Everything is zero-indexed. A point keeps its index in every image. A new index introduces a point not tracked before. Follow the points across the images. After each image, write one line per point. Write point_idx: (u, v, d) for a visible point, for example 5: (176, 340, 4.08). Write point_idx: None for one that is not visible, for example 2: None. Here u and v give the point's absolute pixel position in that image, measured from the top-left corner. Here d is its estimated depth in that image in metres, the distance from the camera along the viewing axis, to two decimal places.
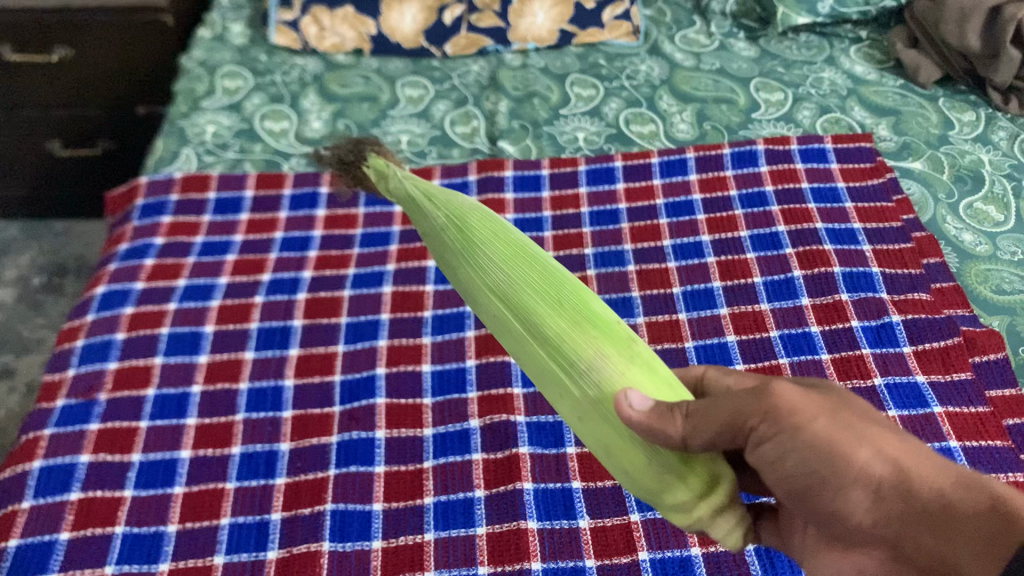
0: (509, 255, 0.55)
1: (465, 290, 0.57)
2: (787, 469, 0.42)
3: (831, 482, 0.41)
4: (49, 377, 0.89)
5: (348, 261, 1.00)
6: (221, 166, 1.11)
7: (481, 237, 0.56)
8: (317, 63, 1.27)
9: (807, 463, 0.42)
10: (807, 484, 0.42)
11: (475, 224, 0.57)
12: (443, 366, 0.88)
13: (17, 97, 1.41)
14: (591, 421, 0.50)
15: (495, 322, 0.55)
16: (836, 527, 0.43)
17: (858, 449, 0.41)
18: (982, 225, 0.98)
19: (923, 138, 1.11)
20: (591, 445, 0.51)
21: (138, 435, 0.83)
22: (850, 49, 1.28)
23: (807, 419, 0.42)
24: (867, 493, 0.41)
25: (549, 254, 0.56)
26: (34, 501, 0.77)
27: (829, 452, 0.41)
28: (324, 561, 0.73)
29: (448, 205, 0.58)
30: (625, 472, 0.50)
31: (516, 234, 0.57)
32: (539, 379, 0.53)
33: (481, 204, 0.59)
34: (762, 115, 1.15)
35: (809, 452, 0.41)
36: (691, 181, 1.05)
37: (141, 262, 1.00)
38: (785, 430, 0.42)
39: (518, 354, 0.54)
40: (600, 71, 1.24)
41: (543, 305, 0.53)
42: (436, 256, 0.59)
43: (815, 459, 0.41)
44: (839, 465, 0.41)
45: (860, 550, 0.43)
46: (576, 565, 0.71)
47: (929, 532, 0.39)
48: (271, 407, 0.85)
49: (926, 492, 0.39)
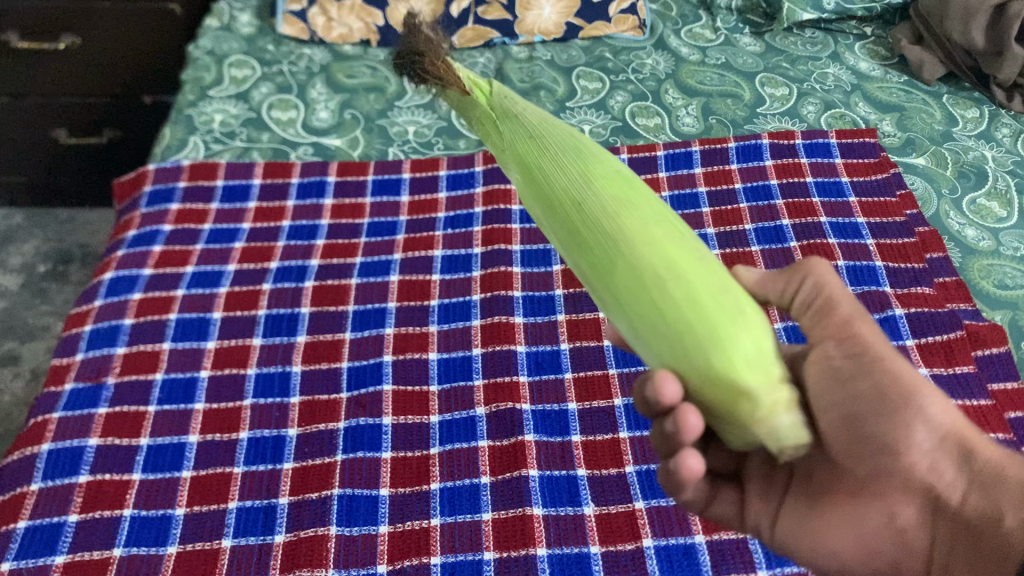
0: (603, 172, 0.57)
1: (579, 152, 0.54)
2: (858, 389, 0.51)
3: (899, 418, 0.51)
4: (57, 362, 0.90)
5: (355, 249, 1.01)
6: (229, 154, 1.12)
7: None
8: (324, 54, 1.27)
9: (880, 391, 0.51)
10: (871, 410, 0.51)
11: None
12: (449, 355, 0.89)
13: (24, 85, 1.41)
14: (716, 272, 0.49)
15: (617, 179, 0.53)
16: (880, 465, 0.52)
17: (932, 402, 0.50)
18: (985, 221, 0.99)
19: (927, 134, 1.11)
20: (701, 291, 0.47)
21: (146, 420, 0.83)
22: (855, 45, 1.29)
23: (892, 358, 0.51)
24: (930, 439, 0.51)
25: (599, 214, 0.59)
26: (43, 483, 0.78)
27: (904, 390, 0.50)
28: (332, 545, 0.73)
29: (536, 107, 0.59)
30: (732, 320, 0.46)
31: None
32: (657, 232, 0.50)
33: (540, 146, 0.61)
34: (767, 110, 1.16)
35: (888, 381, 0.50)
36: (696, 174, 1.06)
37: (149, 249, 1.00)
38: (871, 359, 0.51)
39: (633, 208, 0.51)
40: (606, 64, 1.25)
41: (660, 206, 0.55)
42: (540, 118, 0.57)
43: (891, 392, 0.50)
44: (911, 404, 0.50)
45: (897, 499, 0.52)
46: (581, 551, 0.72)
47: (977, 491, 0.50)
48: (278, 393, 0.85)
49: (984, 457, 0.50)
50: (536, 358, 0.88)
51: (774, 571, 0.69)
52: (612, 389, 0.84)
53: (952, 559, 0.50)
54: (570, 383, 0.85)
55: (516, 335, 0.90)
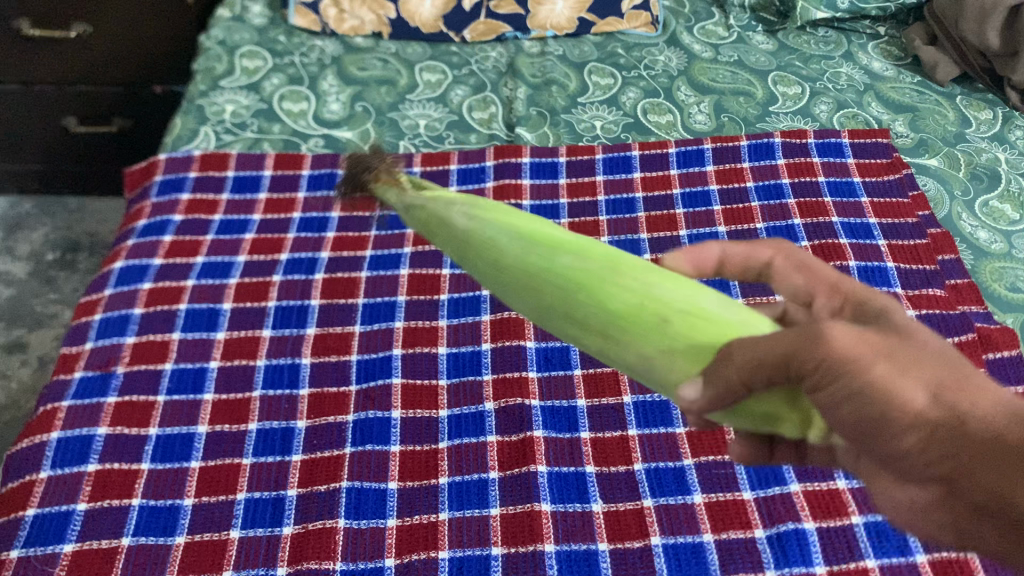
0: (511, 280, 0.47)
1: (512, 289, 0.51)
2: (839, 414, 0.36)
3: (885, 428, 0.35)
4: (67, 350, 0.90)
5: (365, 242, 1.01)
6: (240, 144, 1.12)
7: (491, 274, 0.48)
8: (335, 46, 1.26)
9: (857, 412, 0.35)
10: (858, 428, 0.36)
11: (473, 239, 0.48)
12: (459, 349, 0.89)
13: (37, 73, 1.41)
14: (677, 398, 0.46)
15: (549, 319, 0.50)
16: (892, 464, 0.37)
17: (912, 392, 0.34)
18: (998, 223, 0.99)
19: (940, 135, 1.11)
20: None
21: (155, 409, 0.83)
22: (868, 45, 1.28)
23: (858, 365, 0.35)
24: (916, 434, 0.35)
25: (543, 252, 0.46)
26: (52, 471, 0.78)
27: (880, 405, 0.35)
28: (339, 538, 0.74)
29: (438, 239, 0.50)
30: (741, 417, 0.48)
31: (505, 240, 0.47)
32: None
33: (458, 209, 0.49)
34: (779, 109, 1.15)
35: (858, 400, 0.35)
36: (707, 172, 1.06)
37: (160, 239, 1.00)
38: (835, 379, 0.35)
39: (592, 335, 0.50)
40: (618, 60, 1.24)
41: (574, 328, 0.46)
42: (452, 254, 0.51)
43: (866, 417, 0.35)
44: (893, 416, 0.35)
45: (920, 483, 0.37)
46: (589, 548, 0.72)
47: (982, 472, 0.34)
48: (287, 384, 0.86)
49: (982, 432, 0.34)
50: (545, 353, 0.88)
51: (784, 571, 0.69)
52: (622, 386, 0.84)
53: (980, 534, 0.36)
54: (579, 379, 0.85)
55: (526, 330, 0.90)
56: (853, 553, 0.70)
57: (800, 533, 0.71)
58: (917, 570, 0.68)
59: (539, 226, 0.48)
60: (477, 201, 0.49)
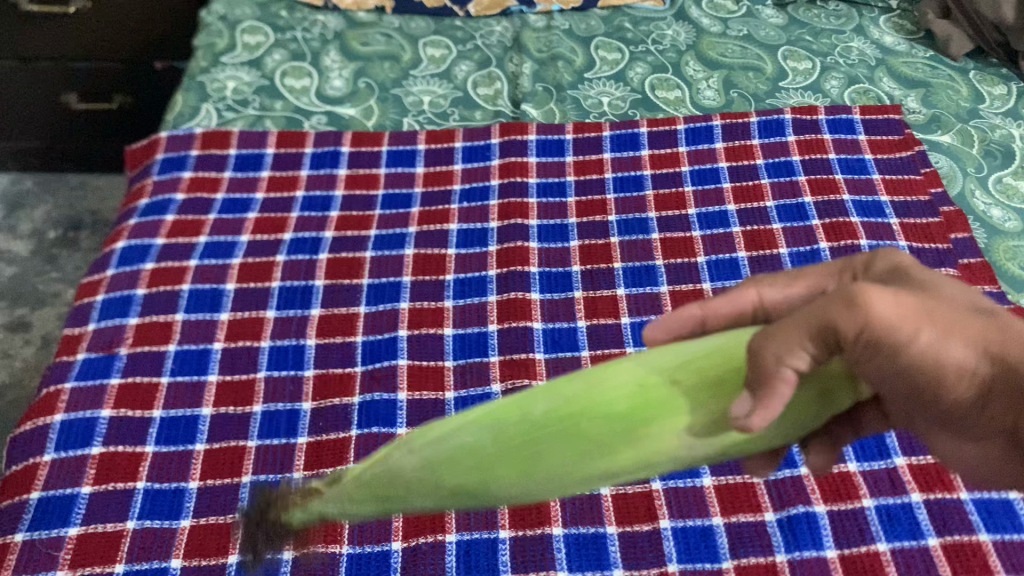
0: (514, 458, 0.44)
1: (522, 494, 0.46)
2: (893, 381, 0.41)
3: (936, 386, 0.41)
4: (69, 331, 0.89)
5: (369, 222, 0.99)
6: (242, 122, 1.10)
7: (482, 476, 0.44)
8: (338, 20, 1.24)
9: (910, 378, 0.40)
10: (911, 388, 0.41)
11: (440, 460, 0.44)
12: (465, 330, 0.88)
13: (36, 48, 1.40)
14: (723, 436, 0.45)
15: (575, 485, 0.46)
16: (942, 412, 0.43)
17: (957, 353, 0.40)
18: (1012, 201, 0.97)
19: (953, 111, 1.09)
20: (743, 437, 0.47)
21: (159, 391, 0.82)
22: (879, 19, 1.26)
23: (909, 337, 0.39)
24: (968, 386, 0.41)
25: (515, 416, 0.44)
26: (56, 453, 0.77)
27: (926, 365, 0.40)
28: (346, 521, 0.73)
29: (423, 493, 0.45)
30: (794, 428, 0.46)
31: (475, 434, 0.44)
32: None
33: (414, 454, 0.45)
34: (789, 84, 1.13)
35: (912, 368, 0.40)
36: (717, 149, 1.04)
37: (161, 218, 0.99)
38: (888, 352, 0.39)
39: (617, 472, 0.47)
40: (626, 35, 1.22)
41: (600, 458, 0.43)
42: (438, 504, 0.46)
43: (914, 377, 0.40)
44: (944, 376, 0.40)
45: (970, 426, 0.44)
46: (597, 531, 0.71)
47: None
48: (293, 365, 0.85)
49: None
50: (553, 334, 0.87)
51: (794, 554, 0.68)
52: None
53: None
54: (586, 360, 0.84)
55: (533, 311, 0.89)
56: (864, 536, 0.69)
57: (811, 516, 0.71)
58: (929, 556, 0.67)
59: (483, 406, 0.46)
60: (407, 438, 0.47)
